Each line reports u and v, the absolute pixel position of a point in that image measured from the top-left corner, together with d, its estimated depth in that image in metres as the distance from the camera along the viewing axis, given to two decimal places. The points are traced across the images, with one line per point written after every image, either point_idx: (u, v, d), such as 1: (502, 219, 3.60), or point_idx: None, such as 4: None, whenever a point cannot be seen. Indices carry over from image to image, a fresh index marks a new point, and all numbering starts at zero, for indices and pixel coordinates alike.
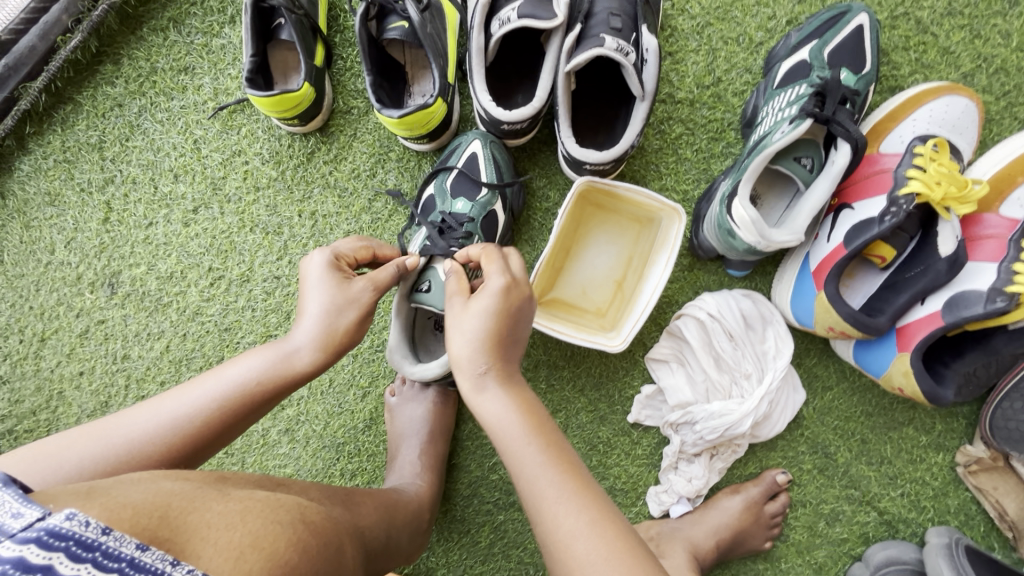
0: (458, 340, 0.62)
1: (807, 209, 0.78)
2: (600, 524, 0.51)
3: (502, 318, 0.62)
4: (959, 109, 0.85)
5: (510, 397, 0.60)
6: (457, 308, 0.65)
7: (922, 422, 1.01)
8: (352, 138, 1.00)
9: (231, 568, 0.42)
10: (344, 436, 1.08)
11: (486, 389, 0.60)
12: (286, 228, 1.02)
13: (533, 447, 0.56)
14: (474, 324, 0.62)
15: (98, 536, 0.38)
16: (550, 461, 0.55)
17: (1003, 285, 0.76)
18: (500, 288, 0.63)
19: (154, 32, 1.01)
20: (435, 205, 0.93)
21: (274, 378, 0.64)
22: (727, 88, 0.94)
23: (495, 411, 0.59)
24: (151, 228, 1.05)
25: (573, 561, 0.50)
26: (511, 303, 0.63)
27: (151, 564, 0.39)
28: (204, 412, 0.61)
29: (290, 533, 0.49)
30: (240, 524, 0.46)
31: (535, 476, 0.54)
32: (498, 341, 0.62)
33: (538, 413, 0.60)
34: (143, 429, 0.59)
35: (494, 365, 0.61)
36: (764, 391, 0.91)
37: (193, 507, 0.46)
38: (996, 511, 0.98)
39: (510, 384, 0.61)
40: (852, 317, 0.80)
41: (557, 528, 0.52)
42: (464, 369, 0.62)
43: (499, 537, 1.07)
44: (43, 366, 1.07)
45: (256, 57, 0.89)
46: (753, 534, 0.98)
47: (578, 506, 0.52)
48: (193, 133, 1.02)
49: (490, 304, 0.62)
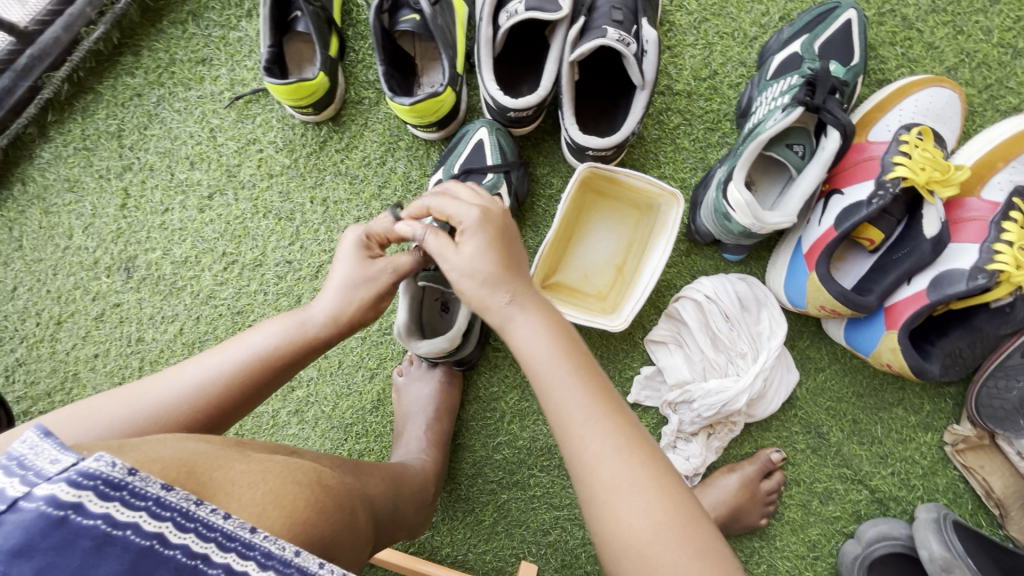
0: (464, 280, 0.62)
1: (798, 193, 0.82)
2: (628, 450, 0.54)
3: (494, 244, 0.63)
4: (943, 100, 0.90)
5: (539, 321, 0.60)
6: (448, 254, 0.63)
7: (911, 403, 1.05)
8: (363, 128, 1.04)
9: (254, 522, 0.43)
10: (353, 417, 1.11)
11: (514, 313, 0.60)
12: (298, 214, 1.06)
13: (565, 372, 0.57)
14: (473, 258, 0.62)
15: (125, 476, 0.38)
16: (581, 386, 0.56)
17: (984, 263, 0.81)
18: (476, 219, 0.63)
19: (174, 25, 1.05)
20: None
21: (292, 346, 0.66)
22: (722, 81, 0.99)
23: (524, 335, 0.59)
24: (167, 213, 1.08)
25: (599, 484, 0.53)
26: (494, 230, 0.64)
27: (175, 503, 0.40)
28: (227, 374, 0.63)
29: (308, 493, 0.50)
30: (261, 482, 0.47)
31: (566, 402, 0.55)
32: (504, 265, 0.62)
33: (569, 339, 0.60)
34: (168, 392, 0.61)
35: (514, 289, 0.61)
36: (759, 368, 0.94)
37: (217, 464, 0.46)
38: (982, 488, 1.02)
39: (536, 306, 0.61)
40: (842, 296, 0.83)
41: (585, 451, 0.54)
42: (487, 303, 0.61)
43: (503, 515, 1.10)
44: (58, 348, 1.10)
45: (273, 48, 0.93)
46: (748, 510, 1.02)
47: (607, 431, 0.54)
48: (210, 122, 1.06)
49: (481, 238, 0.63)
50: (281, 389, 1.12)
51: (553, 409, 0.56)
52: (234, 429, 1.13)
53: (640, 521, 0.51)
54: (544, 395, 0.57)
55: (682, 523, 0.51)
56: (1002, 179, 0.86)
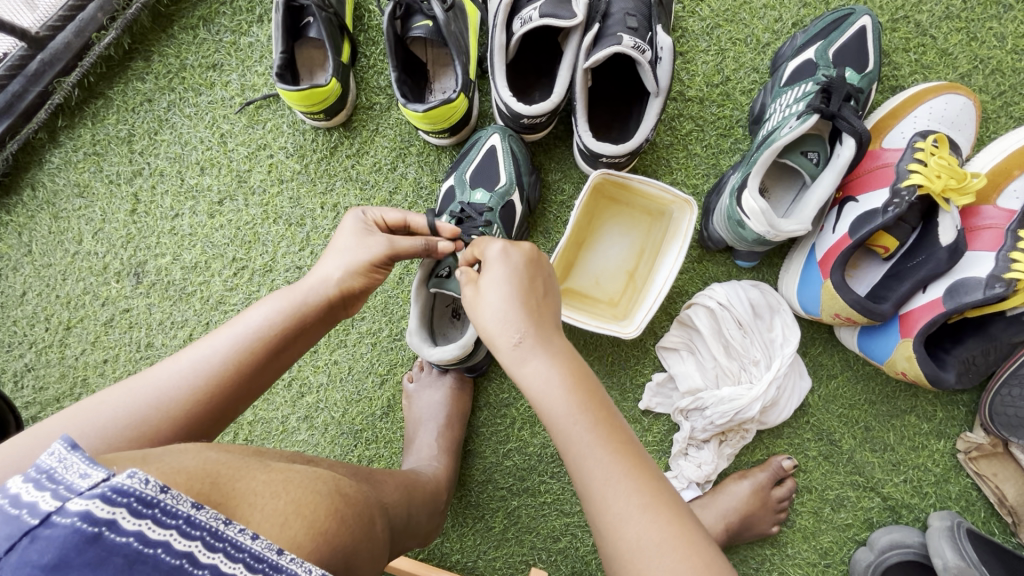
0: (483, 318, 0.62)
1: (813, 201, 0.82)
2: (653, 507, 0.51)
3: (515, 280, 0.63)
4: (958, 107, 0.89)
5: (555, 367, 0.58)
6: (472, 292, 0.65)
7: (923, 410, 1.04)
8: (374, 133, 1.04)
9: (278, 536, 0.43)
10: (363, 423, 1.11)
11: (528, 357, 0.59)
12: (308, 220, 1.05)
13: (582, 424, 0.55)
14: (495, 298, 0.62)
15: (157, 493, 0.38)
16: (600, 440, 0.54)
17: (1001, 272, 0.80)
18: (500, 255, 0.65)
19: (185, 30, 1.05)
20: (455, 196, 0.97)
21: (293, 316, 0.65)
22: (735, 87, 0.99)
23: (540, 382, 0.57)
24: (177, 219, 1.08)
25: (623, 542, 0.50)
26: (514, 267, 0.64)
27: (205, 522, 0.40)
28: (228, 353, 0.61)
29: (328, 503, 0.49)
30: (284, 492, 0.46)
31: (583, 456, 0.53)
32: (522, 306, 0.61)
33: (587, 386, 0.58)
34: (168, 378, 0.59)
35: (528, 332, 0.60)
36: (772, 376, 0.94)
37: (240, 474, 0.46)
38: (996, 496, 1.01)
39: (553, 351, 0.59)
40: (858, 304, 0.83)
41: (607, 509, 0.52)
42: (502, 344, 0.61)
43: (513, 522, 1.10)
44: (68, 354, 1.09)
45: (285, 54, 0.93)
46: (760, 518, 1.01)
47: (629, 488, 0.52)
48: (220, 127, 1.06)
49: (501, 272, 0.63)
50: (290, 395, 1.11)
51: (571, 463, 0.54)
52: (243, 435, 1.12)
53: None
54: (561, 447, 0.55)
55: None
56: (1018, 187, 0.86)
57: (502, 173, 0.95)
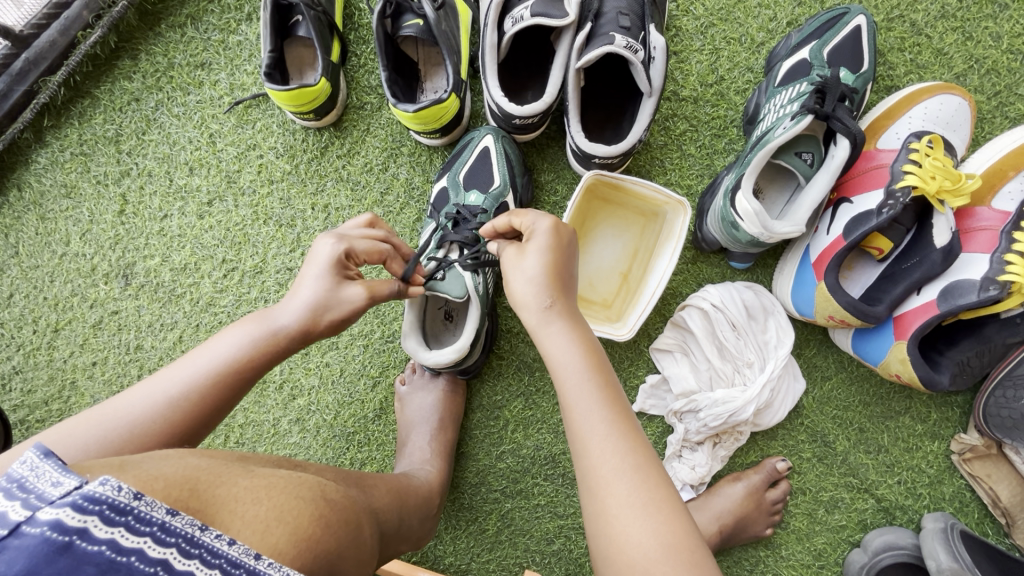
0: (518, 282, 0.63)
1: (807, 203, 0.81)
2: (643, 471, 0.54)
3: (555, 255, 0.63)
4: (953, 107, 0.89)
5: (572, 333, 0.61)
6: (511, 254, 0.65)
7: (918, 411, 1.04)
8: (365, 133, 1.02)
9: (258, 542, 0.42)
10: (355, 426, 1.10)
11: (548, 322, 0.62)
12: (299, 221, 1.04)
13: (590, 386, 0.58)
14: (534, 265, 0.63)
15: (129, 501, 0.37)
16: (605, 402, 0.57)
17: (995, 274, 0.80)
18: (545, 228, 0.64)
19: (173, 28, 1.04)
20: (448, 198, 0.96)
21: (264, 354, 0.63)
22: (729, 87, 0.98)
23: (558, 345, 0.61)
24: (166, 220, 1.07)
25: (612, 499, 0.53)
26: (560, 241, 0.64)
27: (180, 528, 0.39)
28: (196, 388, 0.60)
29: (313, 508, 0.48)
30: (266, 498, 0.45)
31: (588, 413, 0.56)
32: (557, 277, 0.63)
33: (599, 354, 0.61)
34: (140, 408, 0.58)
35: (557, 300, 0.62)
36: (766, 378, 0.93)
37: (220, 480, 0.45)
38: (990, 497, 1.01)
39: (573, 321, 0.62)
40: (852, 306, 0.82)
41: (601, 466, 0.54)
42: (527, 306, 0.63)
43: (506, 525, 1.09)
44: (56, 356, 1.08)
45: (274, 53, 0.92)
46: (754, 520, 1.01)
47: (624, 450, 0.55)
48: (209, 127, 1.05)
49: (543, 245, 0.63)
50: (282, 398, 1.11)
51: (574, 420, 0.57)
52: (234, 438, 1.11)
53: (647, 541, 0.50)
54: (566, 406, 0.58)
55: (688, 550, 0.50)
56: (1012, 188, 0.85)
57: (495, 175, 0.94)
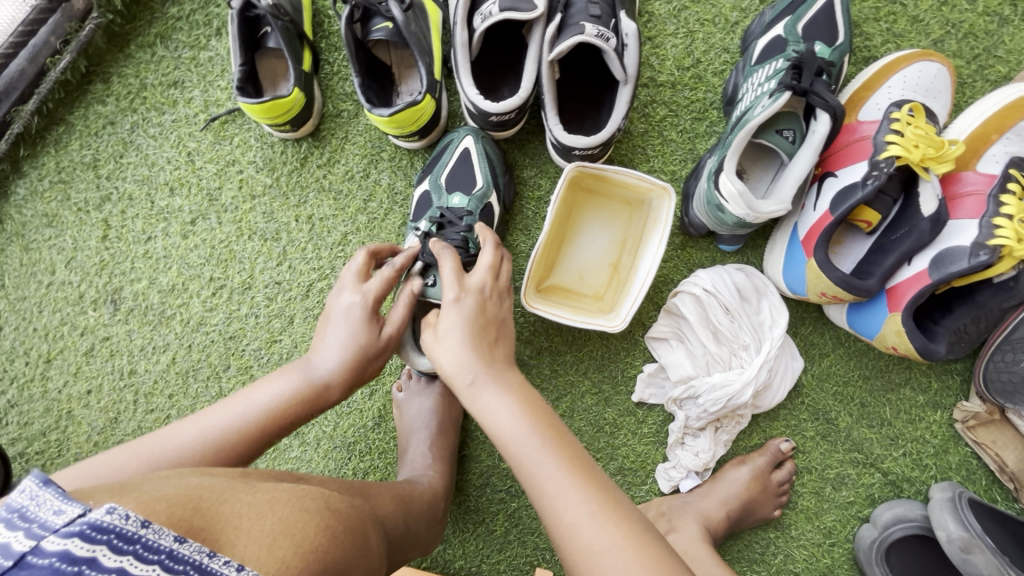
0: (441, 359, 0.67)
1: (792, 179, 0.81)
2: (602, 515, 0.55)
3: (469, 325, 0.68)
4: (932, 74, 0.88)
5: (505, 398, 0.63)
6: (430, 337, 0.70)
7: (919, 381, 1.03)
8: (343, 141, 1.01)
9: (266, 556, 0.41)
10: (355, 435, 1.09)
11: (480, 393, 0.64)
12: (283, 234, 1.03)
13: (530, 445, 0.59)
14: (450, 341, 0.67)
15: (138, 529, 0.37)
16: (549, 454, 0.58)
17: (985, 239, 0.79)
18: (457, 301, 0.69)
19: (142, 49, 1.02)
20: (431, 201, 0.95)
21: (300, 406, 0.66)
22: (706, 69, 0.97)
23: (493, 411, 0.63)
24: (150, 242, 1.06)
25: (578, 550, 0.54)
26: (467, 311, 0.69)
27: (188, 555, 0.38)
28: (239, 433, 0.63)
29: (318, 519, 0.48)
30: (270, 513, 0.45)
31: (536, 474, 0.58)
32: (476, 346, 0.67)
33: (537, 412, 0.62)
34: (182, 450, 0.61)
35: (481, 370, 0.65)
36: (763, 359, 0.93)
37: (223, 498, 0.45)
38: (996, 464, 1.01)
39: (504, 384, 0.65)
40: (843, 281, 0.81)
41: (561, 520, 0.55)
42: (457, 383, 0.66)
43: (514, 524, 1.09)
44: (50, 387, 1.08)
45: (245, 66, 0.90)
46: (761, 503, 1.01)
47: (580, 498, 0.56)
48: (186, 146, 1.03)
49: (454, 319, 0.68)
50: None
51: (526, 484, 0.58)
52: None
53: None
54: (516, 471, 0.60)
55: None
56: (997, 151, 0.83)
57: (477, 175, 0.93)
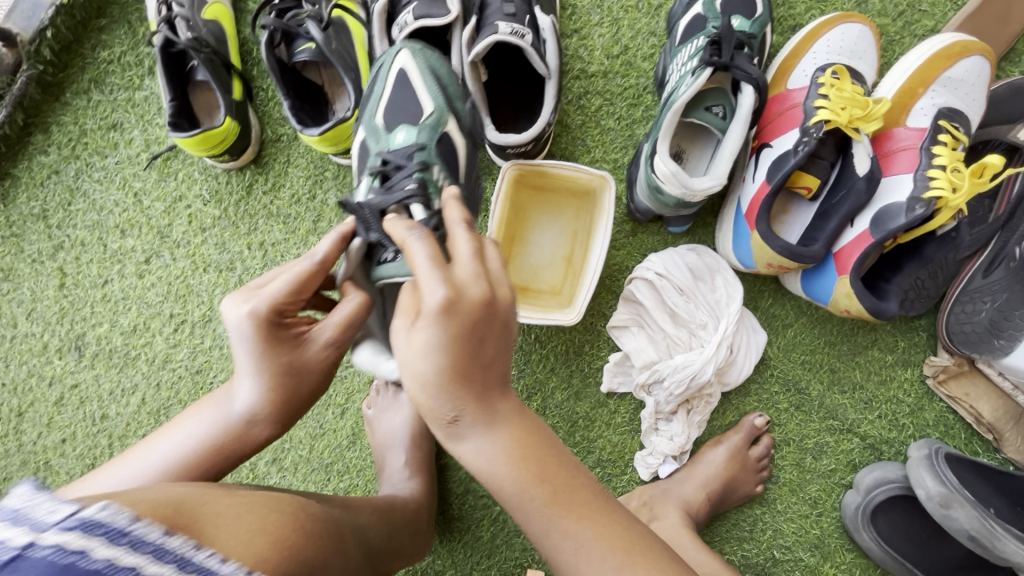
0: (411, 379, 0.54)
1: (725, 155, 0.80)
2: (629, 564, 0.52)
3: (452, 341, 0.53)
4: (855, 35, 0.88)
5: (499, 443, 0.54)
6: (400, 342, 0.55)
7: (885, 342, 1.03)
8: (286, 165, 1.02)
9: (246, 551, 0.41)
10: (332, 455, 1.09)
11: (470, 437, 0.54)
12: (238, 263, 1.04)
13: (538, 499, 0.54)
14: (422, 359, 0.53)
15: (129, 523, 0.37)
16: (561, 505, 0.54)
17: (920, 193, 0.79)
18: (441, 307, 0.52)
19: (78, 95, 1.03)
20: (371, 147, 0.78)
21: (224, 446, 0.63)
22: (636, 54, 0.97)
23: (485, 458, 0.54)
24: (108, 285, 1.06)
25: None
26: (458, 324, 0.53)
27: (177, 547, 0.38)
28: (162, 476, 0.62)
29: (294, 520, 0.48)
30: (249, 512, 0.45)
31: (551, 527, 0.54)
32: (462, 373, 0.53)
33: (536, 454, 0.55)
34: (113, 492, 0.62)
35: (467, 408, 0.54)
36: (721, 336, 0.93)
37: (203, 499, 0.45)
38: (973, 416, 1.01)
39: (496, 424, 0.55)
40: (786, 250, 0.81)
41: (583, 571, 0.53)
42: (434, 417, 0.55)
43: (500, 528, 1.08)
44: (25, 440, 1.08)
45: (177, 101, 0.90)
46: (742, 480, 1.00)
47: (604, 549, 0.53)
48: (132, 187, 1.04)
49: (435, 332, 0.53)
50: None
51: (540, 537, 0.55)
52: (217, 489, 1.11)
53: None
54: (525, 522, 0.55)
55: None
56: (925, 105, 0.83)
57: (424, 100, 0.78)
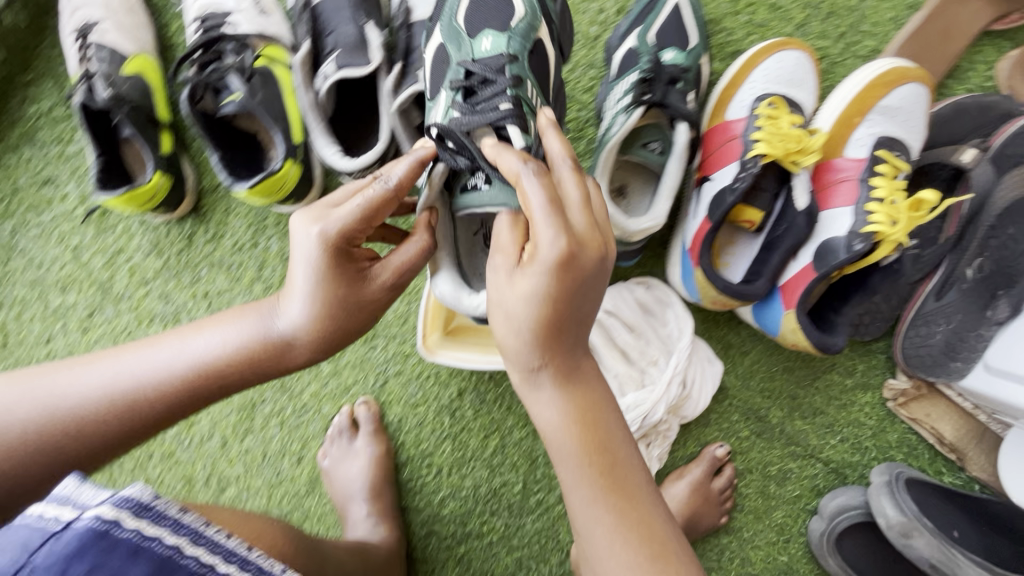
0: (501, 316, 0.57)
1: (663, 193, 0.78)
2: (635, 540, 0.53)
3: (551, 295, 0.54)
4: (792, 62, 0.86)
5: (565, 398, 0.57)
6: (499, 282, 0.57)
7: (844, 365, 1.02)
8: (226, 214, 1.00)
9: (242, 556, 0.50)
10: (290, 504, 1.06)
11: (540, 383, 0.58)
12: (182, 314, 1.01)
13: (580, 455, 0.56)
14: (515, 301, 0.55)
15: (151, 500, 0.41)
16: (598, 469, 0.55)
17: (860, 226, 0.77)
18: (551, 260, 0.52)
19: (9, 151, 1.00)
20: (450, 53, 0.72)
21: (257, 360, 0.62)
22: (575, 87, 0.95)
23: (546, 403, 0.57)
24: (50, 342, 1.03)
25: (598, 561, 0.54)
26: (564, 281, 0.53)
27: (191, 524, 0.43)
28: (195, 376, 0.61)
29: (284, 547, 0.56)
30: (251, 533, 0.53)
31: (578, 483, 0.55)
32: (548, 325, 0.55)
33: (596, 417, 0.57)
34: (133, 377, 0.60)
35: (547, 358, 0.57)
36: (672, 373, 0.90)
37: (218, 516, 0.52)
38: (935, 437, 1.00)
39: (570, 380, 0.57)
40: (729, 289, 0.79)
41: (590, 531, 0.55)
42: (515, 357, 0.58)
43: (465, 568, 1.04)
44: None
45: (103, 156, 0.87)
46: (704, 513, 0.99)
47: (614, 519, 0.54)
48: (70, 242, 1.01)
49: (535, 281, 0.53)
50: (209, 494, 1.07)
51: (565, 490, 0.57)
52: None
53: None
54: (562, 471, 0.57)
55: None
56: (863, 134, 0.83)
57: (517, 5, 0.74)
